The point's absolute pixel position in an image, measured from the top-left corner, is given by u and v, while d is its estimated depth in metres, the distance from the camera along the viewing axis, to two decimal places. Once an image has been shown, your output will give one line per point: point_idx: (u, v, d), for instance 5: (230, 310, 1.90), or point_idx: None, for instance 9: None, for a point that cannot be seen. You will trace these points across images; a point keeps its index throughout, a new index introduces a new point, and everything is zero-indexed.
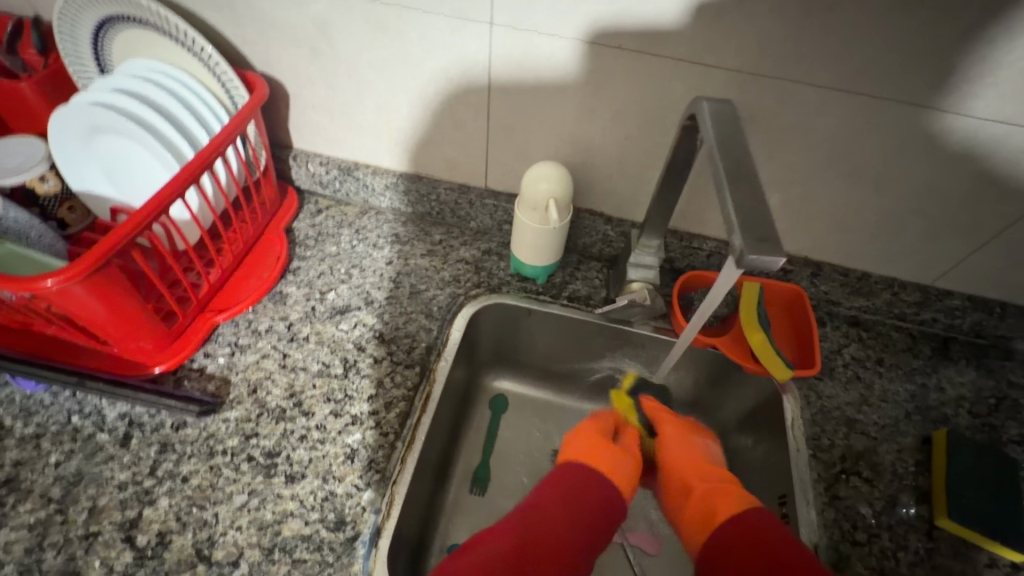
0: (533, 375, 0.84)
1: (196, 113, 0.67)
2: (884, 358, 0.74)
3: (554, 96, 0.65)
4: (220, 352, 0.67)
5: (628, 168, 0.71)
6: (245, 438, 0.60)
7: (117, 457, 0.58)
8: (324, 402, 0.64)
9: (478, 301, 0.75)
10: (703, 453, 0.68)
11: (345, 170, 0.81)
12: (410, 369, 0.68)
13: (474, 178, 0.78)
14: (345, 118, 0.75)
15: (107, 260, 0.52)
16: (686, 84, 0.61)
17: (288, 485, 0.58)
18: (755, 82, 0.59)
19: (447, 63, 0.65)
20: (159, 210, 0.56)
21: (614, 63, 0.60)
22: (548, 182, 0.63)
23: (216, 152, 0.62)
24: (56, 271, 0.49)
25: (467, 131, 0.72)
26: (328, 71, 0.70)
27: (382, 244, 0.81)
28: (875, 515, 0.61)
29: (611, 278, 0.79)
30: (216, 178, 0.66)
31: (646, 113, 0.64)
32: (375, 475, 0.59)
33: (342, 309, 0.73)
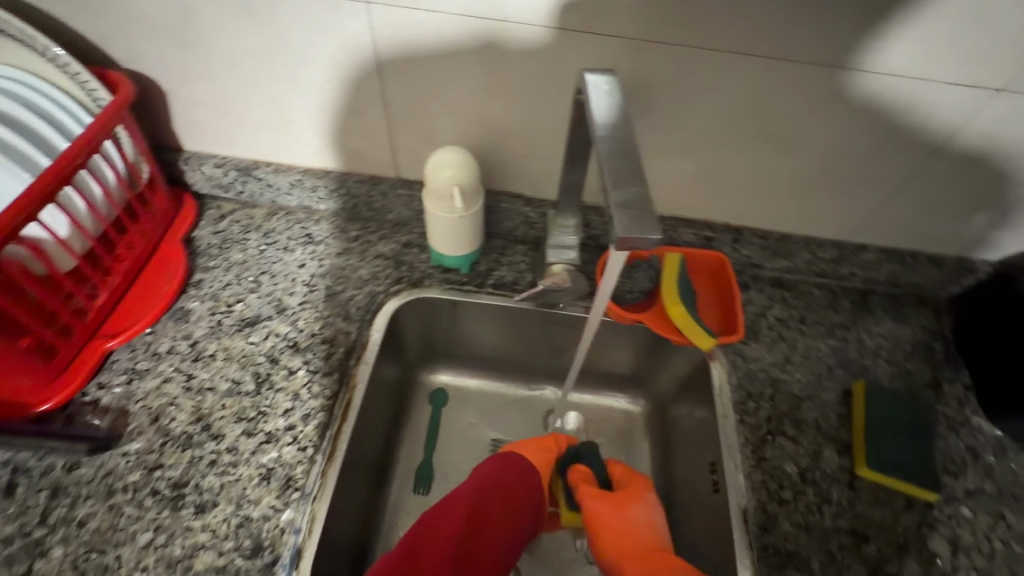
0: (470, 366, 0.82)
1: (59, 126, 0.61)
2: (807, 316, 0.75)
3: (449, 77, 0.62)
4: (116, 381, 0.62)
5: (538, 146, 0.68)
6: (148, 471, 0.56)
7: (1, 509, 0.53)
8: (235, 422, 0.60)
9: (400, 298, 0.72)
10: (643, 531, 0.61)
11: (244, 171, 0.75)
12: (328, 377, 0.64)
13: (384, 168, 0.74)
14: (233, 114, 0.69)
15: None
16: (582, 54, 0.58)
17: (197, 516, 0.54)
18: (650, 49, 0.57)
19: (330, 48, 0.61)
20: (9, 233, 0.50)
21: (505, 37, 0.57)
22: (451, 169, 0.61)
23: (76, 162, 0.56)
24: None
25: (366, 119, 0.68)
26: (203, 64, 0.64)
27: (294, 246, 0.76)
28: (800, 471, 0.62)
29: (536, 261, 0.76)
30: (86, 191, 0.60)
31: (547, 87, 0.62)
32: (293, 493, 0.56)
33: (252, 320, 0.68)
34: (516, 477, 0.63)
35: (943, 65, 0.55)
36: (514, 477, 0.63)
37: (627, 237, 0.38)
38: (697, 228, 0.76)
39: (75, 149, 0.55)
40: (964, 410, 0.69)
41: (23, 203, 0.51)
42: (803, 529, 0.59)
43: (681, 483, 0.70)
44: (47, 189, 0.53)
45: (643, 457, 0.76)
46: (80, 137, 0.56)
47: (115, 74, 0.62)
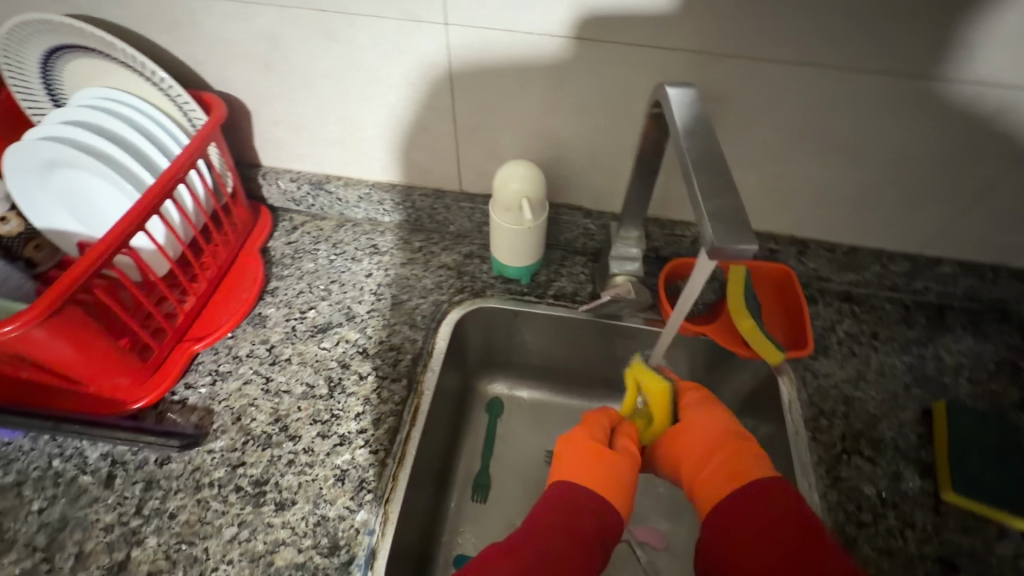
0: (527, 376, 0.83)
1: (159, 145, 0.66)
2: (878, 331, 0.73)
3: (517, 93, 0.64)
4: (201, 381, 0.65)
5: (601, 159, 0.69)
6: (231, 468, 0.59)
7: (101, 499, 0.57)
8: (310, 424, 0.62)
9: (464, 308, 0.74)
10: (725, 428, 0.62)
11: (316, 185, 0.79)
12: (397, 383, 0.66)
13: (448, 182, 0.77)
14: (310, 132, 0.73)
15: (67, 299, 0.51)
16: (651, 68, 0.59)
17: (278, 513, 0.56)
18: (719, 63, 0.57)
19: (405, 68, 0.64)
20: (120, 242, 0.54)
21: (574, 53, 0.59)
22: (519, 182, 0.61)
23: (176, 177, 0.60)
24: (13, 315, 0.47)
25: (435, 135, 0.71)
26: (286, 86, 0.68)
27: (361, 256, 0.79)
28: (879, 493, 0.60)
29: (597, 272, 0.77)
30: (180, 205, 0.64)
31: (614, 102, 0.63)
32: (366, 495, 0.57)
33: (323, 327, 0.71)
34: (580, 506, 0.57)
35: None
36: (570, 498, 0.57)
37: (721, 247, 0.38)
38: (761, 240, 0.74)
39: (176, 166, 0.60)
40: None
41: (131, 215, 0.55)
42: (886, 554, 0.56)
43: None
44: (152, 206, 0.57)
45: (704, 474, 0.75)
46: (180, 154, 0.61)
47: (207, 96, 0.67)
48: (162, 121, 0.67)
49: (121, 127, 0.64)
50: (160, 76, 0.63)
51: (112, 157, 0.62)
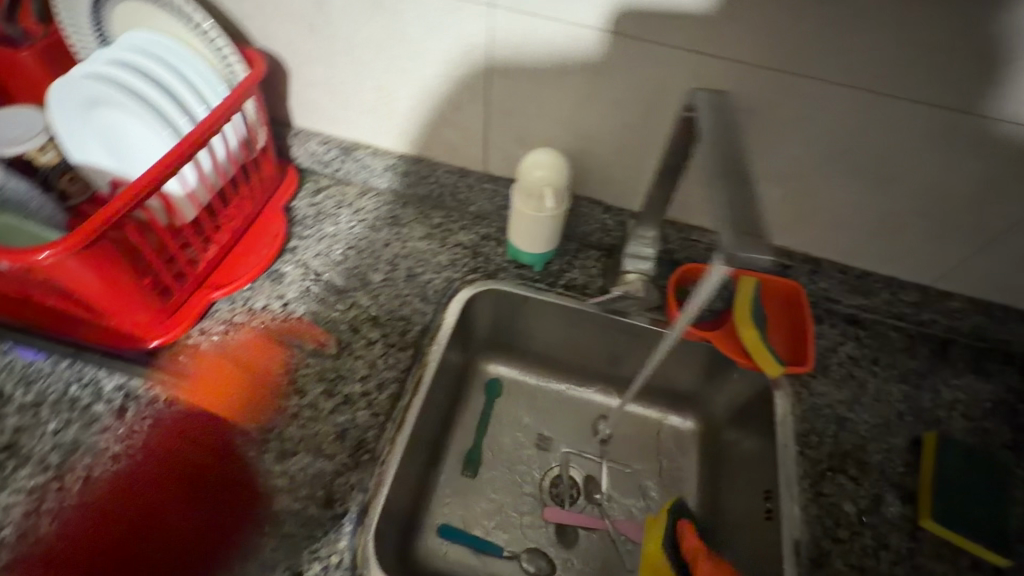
0: (528, 362, 0.85)
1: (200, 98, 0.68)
2: (880, 358, 0.73)
3: (552, 82, 0.65)
4: (216, 328, 0.68)
5: (627, 157, 0.70)
6: (238, 414, 0.61)
7: (113, 428, 0.59)
8: (317, 381, 0.64)
9: (476, 287, 0.75)
10: None
11: (345, 151, 0.81)
12: (403, 351, 0.68)
13: (474, 163, 0.78)
14: (345, 98, 0.74)
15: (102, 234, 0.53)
16: (689, 72, 0.59)
17: (278, 462, 0.58)
18: (756, 74, 0.58)
19: (446, 46, 0.64)
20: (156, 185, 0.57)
21: (613, 48, 0.60)
22: (542, 170, 0.63)
23: (214, 128, 0.62)
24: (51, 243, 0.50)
25: (467, 114, 0.71)
26: (327, 50, 0.69)
27: (381, 226, 0.81)
28: (859, 513, 0.61)
29: (609, 268, 0.78)
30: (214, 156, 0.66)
31: (647, 102, 0.63)
32: (364, 455, 0.60)
33: (338, 290, 0.73)
34: (162, 491, 0.56)
35: None
36: (207, 463, 0.58)
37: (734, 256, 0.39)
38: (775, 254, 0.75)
39: (212, 117, 0.61)
40: None
41: (165, 161, 0.57)
42: (857, 571, 0.58)
43: (735, 512, 0.71)
44: (186, 154, 0.59)
45: (687, 478, 0.79)
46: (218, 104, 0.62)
47: (251, 52, 0.69)
48: (205, 73, 0.68)
49: (171, 80, 0.67)
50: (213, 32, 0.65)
51: (159, 109, 0.66)
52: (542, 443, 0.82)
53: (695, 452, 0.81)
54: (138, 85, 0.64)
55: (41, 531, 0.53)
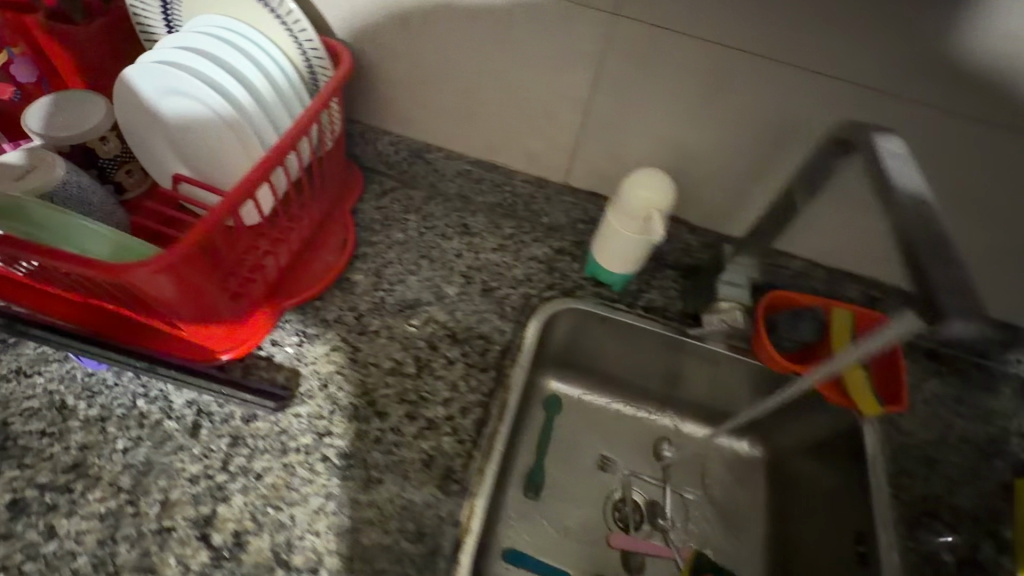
0: (590, 380, 0.83)
1: (281, 96, 0.63)
2: (964, 397, 0.72)
3: (661, 97, 0.59)
4: (288, 340, 0.64)
5: (727, 180, 0.65)
6: (318, 437, 0.58)
7: (187, 448, 0.55)
8: (398, 403, 0.61)
9: (554, 306, 0.72)
10: None
11: (416, 152, 0.76)
12: (485, 373, 0.65)
13: (554, 172, 0.73)
14: (425, 97, 0.69)
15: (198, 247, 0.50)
16: (824, 97, 0.55)
17: (364, 490, 0.55)
18: (892, 104, 0.54)
19: (551, 50, 0.60)
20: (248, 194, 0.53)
21: (742, 67, 0.55)
22: (649, 190, 0.59)
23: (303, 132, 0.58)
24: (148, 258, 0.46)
25: (558, 123, 0.67)
26: (415, 46, 0.64)
27: (451, 234, 0.77)
28: (957, 560, 0.61)
29: (688, 289, 0.75)
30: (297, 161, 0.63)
31: (768, 127, 0.59)
32: (453, 485, 0.57)
33: (412, 303, 0.69)
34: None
35: None
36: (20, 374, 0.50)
37: (944, 316, 0.37)
38: (865, 285, 0.72)
39: (300, 126, 0.57)
40: None
41: (255, 175, 0.53)
42: None
43: (810, 547, 0.70)
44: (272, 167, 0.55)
45: (752, 506, 0.78)
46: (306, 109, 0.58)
47: (338, 49, 0.63)
48: (286, 70, 0.64)
49: (249, 74, 0.61)
50: (305, 30, 0.62)
51: (237, 103, 0.60)
52: (605, 463, 0.80)
53: (761, 479, 0.79)
54: (217, 78, 0.59)
55: (118, 561, 0.49)
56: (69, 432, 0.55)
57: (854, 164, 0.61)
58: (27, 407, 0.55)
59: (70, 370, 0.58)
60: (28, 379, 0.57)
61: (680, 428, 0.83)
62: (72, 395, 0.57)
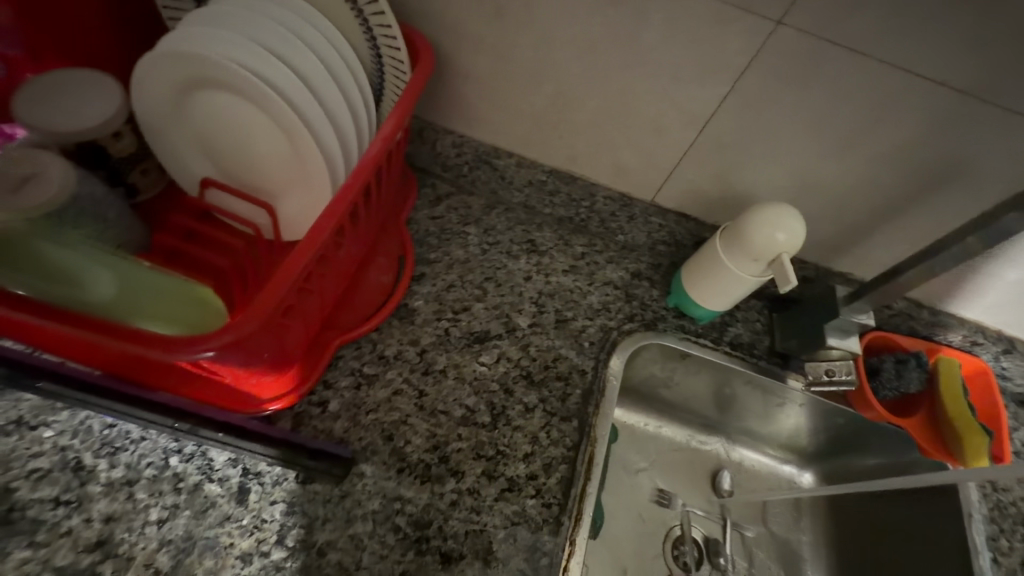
0: (650, 408, 0.77)
1: (346, 92, 0.51)
2: None
3: (806, 122, 0.52)
4: (343, 382, 0.55)
5: (844, 213, 0.60)
6: (387, 502, 0.50)
7: (234, 518, 0.47)
8: (474, 459, 0.53)
9: (637, 339, 0.64)
10: None
11: (483, 157, 0.66)
12: (568, 423, 0.57)
13: (643, 190, 0.65)
14: (508, 98, 0.60)
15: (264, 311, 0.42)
16: (991, 137, 0.49)
17: (444, 566, 0.48)
18: None
19: (682, 58, 0.50)
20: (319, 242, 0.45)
21: (916, 101, 0.48)
22: (785, 235, 0.51)
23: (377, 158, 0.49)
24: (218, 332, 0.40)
25: (666, 138, 0.58)
26: (508, 39, 0.54)
27: (518, 252, 0.68)
28: None
29: (778, 324, 0.68)
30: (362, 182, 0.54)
31: (909, 162, 0.53)
32: (543, 558, 0.50)
33: (480, 336, 0.61)
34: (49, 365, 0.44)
35: None
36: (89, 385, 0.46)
37: None
38: (965, 329, 0.67)
39: (373, 154, 0.48)
40: None
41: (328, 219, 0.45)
42: None
43: None
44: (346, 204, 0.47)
45: (819, 550, 0.74)
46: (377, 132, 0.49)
47: (420, 45, 0.54)
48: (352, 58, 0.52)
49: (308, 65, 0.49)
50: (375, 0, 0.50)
51: (295, 103, 0.48)
52: (663, 498, 0.74)
53: (826, 522, 0.75)
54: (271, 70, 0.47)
55: None
56: (89, 500, 0.45)
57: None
58: (35, 469, 0.46)
59: (84, 421, 0.48)
60: (32, 433, 0.47)
61: (744, 461, 0.79)
62: (89, 453, 0.47)
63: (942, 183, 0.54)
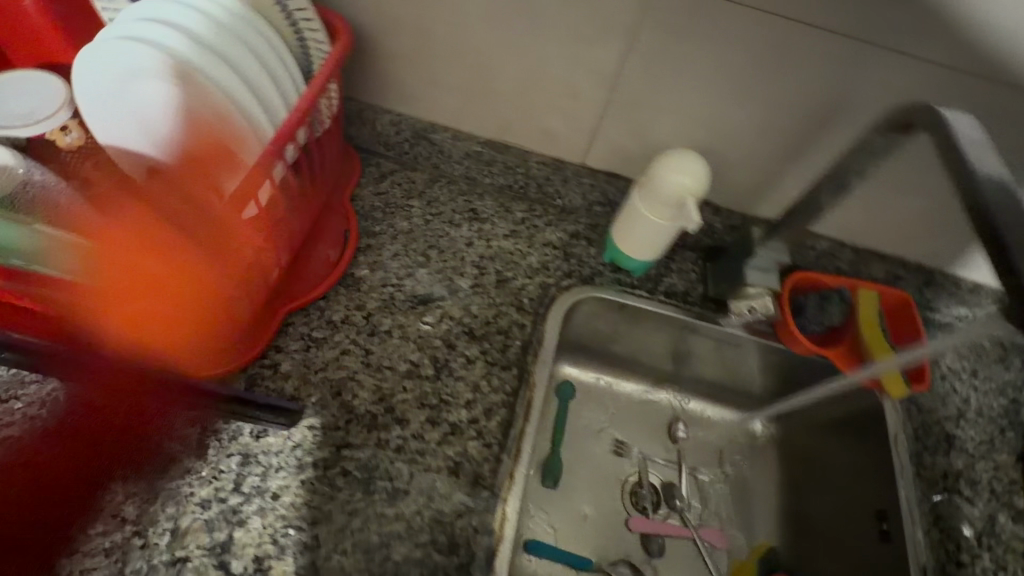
0: (602, 364, 0.82)
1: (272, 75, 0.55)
2: (978, 371, 0.73)
3: (701, 72, 0.56)
4: (293, 346, 0.59)
5: (757, 161, 0.63)
6: (336, 449, 0.54)
7: (193, 471, 0.51)
8: (418, 408, 0.57)
9: (572, 295, 0.68)
10: None
11: (420, 132, 0.70)
12: (507, 371, 0.61)
13: (571, 154, 0.68)
14: (433, 73, 0.64)
15: None
16: (873, 71, 0.52)
17: (390, 503, 0.52)
18: (937, 77, 0.52)
19: (581, 19, 0.55)
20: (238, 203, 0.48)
21: (794, 41, 0.52)
22: (688, 177, 0.56)
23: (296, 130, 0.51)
24: None
25: (582, 101, 0.62)
26: (424, 16, 0.58)
27: (460, 221, 0.71)
28: (977, 534, 0.61)
29: (710, 273, 0.72)
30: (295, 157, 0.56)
31: (806, 106, 0.56)
32: (484, 492, 0.54)
33: (424, 298, 0.65)
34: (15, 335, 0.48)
35: None
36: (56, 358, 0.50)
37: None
38: (889, 264, 0.71)
39: (291, 126, 0.50)
40: None
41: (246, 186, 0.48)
42: None
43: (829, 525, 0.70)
44: (264, 174, 0.49)
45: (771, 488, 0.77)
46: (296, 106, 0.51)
47: (337, 25, 0.57)
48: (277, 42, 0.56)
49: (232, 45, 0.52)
50: None
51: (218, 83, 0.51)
52: (620, 449, 0.78)
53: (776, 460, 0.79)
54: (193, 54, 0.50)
55: None
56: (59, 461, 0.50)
57: (922, 139, 0.59)
58: (8, 437, 0.50)
59: (53, 393, 0.52)
60: (5, 405, 0.51)
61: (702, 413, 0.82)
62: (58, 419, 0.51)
63: (839, 121, 0.57)
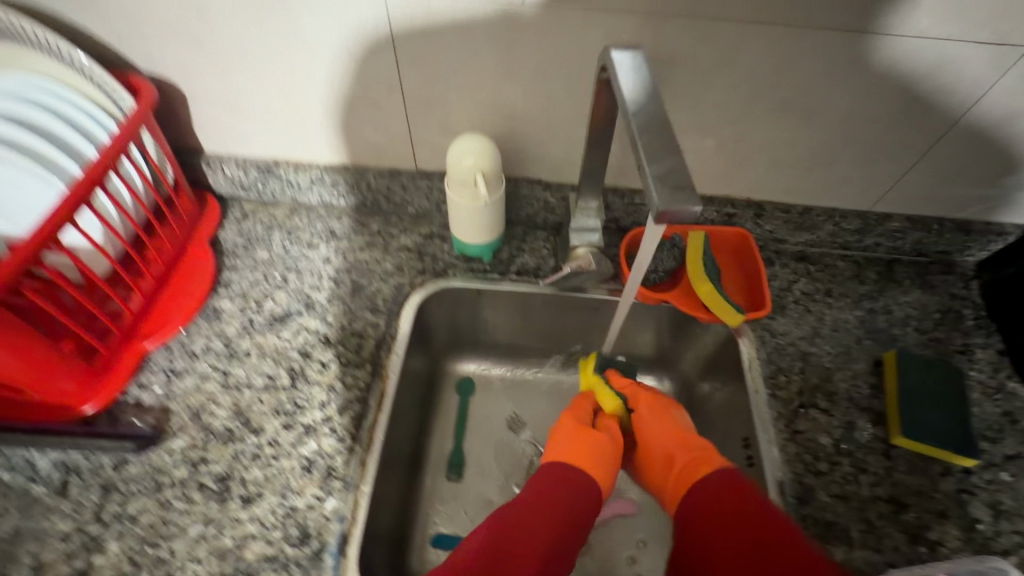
0: (494, 353, 0.83)
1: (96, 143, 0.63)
2: (832, 289, 0.75)
3: (459, 62, 0.61)
4: (155, 381, 0.65)
5: (556, 129, 0.68)
6: (193, 467, 0.59)
7: (57, 508, 0.56)
8: (274, 416, 0.62)
9: (425, 291, 0.73)
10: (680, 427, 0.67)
11: (266, 171, 0.77)
12: (361, 369, 0.66)
13: (403, 161, 0.75)
14: (251, 113, 0.70)
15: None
16: (593, 38, 0.58)
17: (244, 507, 0.57)
18: (665, 26, 0.56)
19: (343, 38, 0.60)
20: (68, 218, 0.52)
21: (511, 20, 0.57)
22: (473, 156, 0.62)
23: (120, 151, 0.58)
24: None
25: (384, 109, 0.68)
26: (219, 65, 0.64)
27: (318, 243, 0.77)
28: (835, 442, 0.63)
29: (558, 246, 0.77)
30: (129, 187, 0.63)
31: (557, 74, 0.61)
32: (335, 483, 0.58)
33: (282, 317, 0.70)
34: None
35: (974, 21, 0.53)
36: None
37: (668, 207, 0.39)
38: (718, 203, 0.75)
39: (105, 158, 0.56)
40: (1001, 375, 0.68)
41: (70, 199, 0.52)
42: (841, 499, 0.59)
43: None
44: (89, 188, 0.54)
45: None
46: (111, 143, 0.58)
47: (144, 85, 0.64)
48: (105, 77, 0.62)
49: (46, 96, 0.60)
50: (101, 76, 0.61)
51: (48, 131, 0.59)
52: (516, 424, 0.80)
53: None
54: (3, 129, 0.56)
55: None
56: None
57: (682, 84, 0.62)
58: None
59: None
60: None
61: None
62: None
63: (585, 87, 0.62)
